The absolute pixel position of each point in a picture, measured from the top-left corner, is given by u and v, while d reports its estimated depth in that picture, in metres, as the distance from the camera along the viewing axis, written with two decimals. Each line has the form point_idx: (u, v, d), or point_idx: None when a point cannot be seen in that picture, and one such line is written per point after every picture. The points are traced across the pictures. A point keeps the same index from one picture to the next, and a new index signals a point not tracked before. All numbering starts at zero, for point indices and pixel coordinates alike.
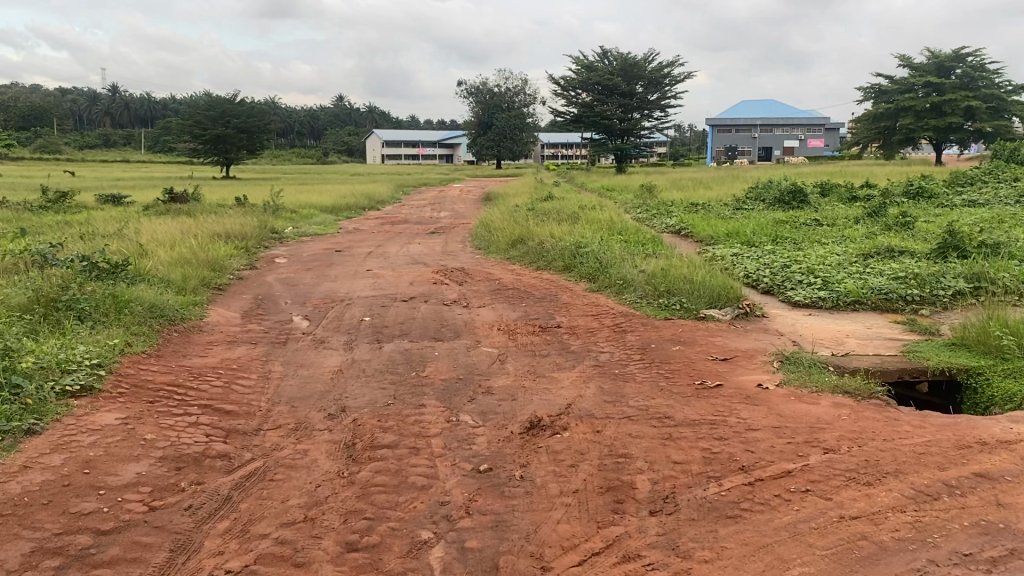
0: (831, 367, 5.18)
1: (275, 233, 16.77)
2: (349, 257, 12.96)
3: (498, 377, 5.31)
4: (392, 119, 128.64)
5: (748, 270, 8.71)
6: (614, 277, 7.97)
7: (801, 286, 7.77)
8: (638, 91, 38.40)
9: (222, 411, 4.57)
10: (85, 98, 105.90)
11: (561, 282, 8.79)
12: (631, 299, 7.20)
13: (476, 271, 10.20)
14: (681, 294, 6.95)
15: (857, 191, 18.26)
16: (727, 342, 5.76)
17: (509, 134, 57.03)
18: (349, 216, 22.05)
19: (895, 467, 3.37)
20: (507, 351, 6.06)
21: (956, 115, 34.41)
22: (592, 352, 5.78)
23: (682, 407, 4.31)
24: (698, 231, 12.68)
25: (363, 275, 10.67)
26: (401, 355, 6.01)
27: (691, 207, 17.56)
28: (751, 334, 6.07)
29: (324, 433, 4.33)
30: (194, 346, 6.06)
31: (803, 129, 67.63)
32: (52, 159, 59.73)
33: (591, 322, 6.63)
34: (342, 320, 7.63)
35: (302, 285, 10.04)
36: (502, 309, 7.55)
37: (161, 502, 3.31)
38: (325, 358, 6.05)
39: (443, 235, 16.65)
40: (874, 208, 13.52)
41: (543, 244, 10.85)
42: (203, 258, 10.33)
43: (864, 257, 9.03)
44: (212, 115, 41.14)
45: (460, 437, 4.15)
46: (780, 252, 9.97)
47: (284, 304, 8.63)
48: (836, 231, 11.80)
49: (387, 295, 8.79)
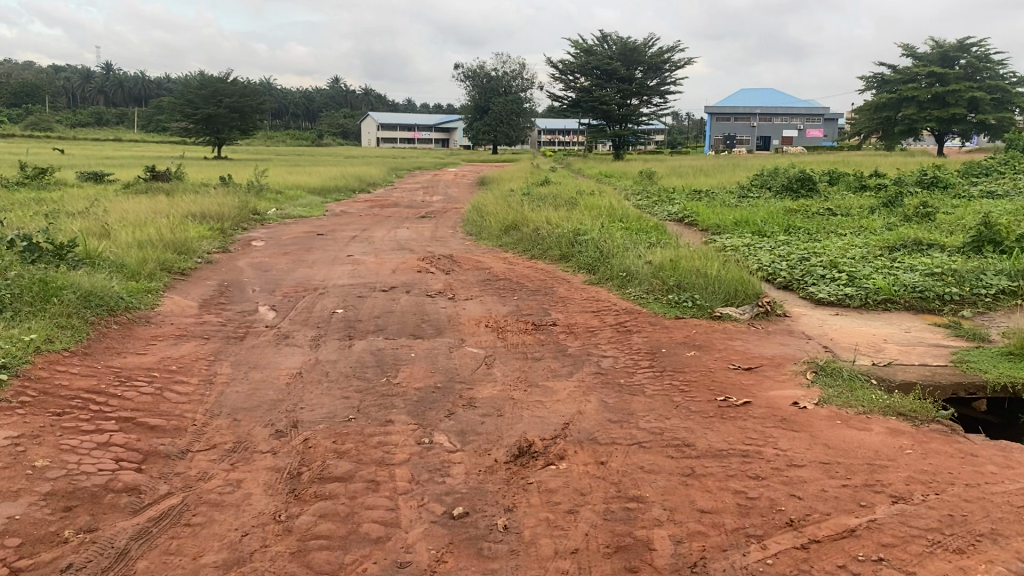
0: (875, 380, 4.39)
1: (257, 215, 15.95)
2: (330, 241, 12.12)
3: (482, 385, 4.52)
4: (389, 102, 127.49)
5: (763, 262, 7.91)
6: (617, 269, 7.17)
7: (823, 282, 6.98)
8: (638, 76, 37.50)
9: (145, 427, 3.76)
10: (79, 75, 104.58)
11: (558, 272, 7.99)
12: (635, 294, 6.41)
13: (466, 259, 9.40)
14: (692, 288, 6.15)
15: (867, 180, 17.42)
16: (749, 347, 4.98)
17: (507, 118, 56.13)
18: (337, 199, 21.22)
19: (990, 527, 2.59)
20: (495, 353, 5.27)
21: (959, 106, 33.58)
22: (594, 357, 4.98)
23: (705, 433, 3.52)
24: (703, 220, 11.87)
25: (342, 261, 9.86)
26: (372, 356, 5.21)
27: (694, 194, 16.80)
28: (774, 338, 5.29)
29: (265, 458, 3.53)
30: (134, 343, 5.24)
31: (803, 118, 66.77)
32: (41, 137, 58.67)
33: (590, 320, 5.83)
34: (311, 312, 6.81)
35: (275, 270, 9.22)
36: (490, 302, 6.76)
37: (29, 563, 2.51)
38: (285, 359, 5.25)
39: (434, 220, 15.85)
40: (890, 199, 12.73)
41: (538, 230, 10.07)
42: (170, 240, 9.51)
43: (889, 250, 8.25)
44: (204, 94, 40.16)
45: (432, 466, 3.36)
46: (795, 243, 9.19)
47: (252, 292, 7.82)
48: (852, 221, 11.01)
49: (366, 284, 7.98)
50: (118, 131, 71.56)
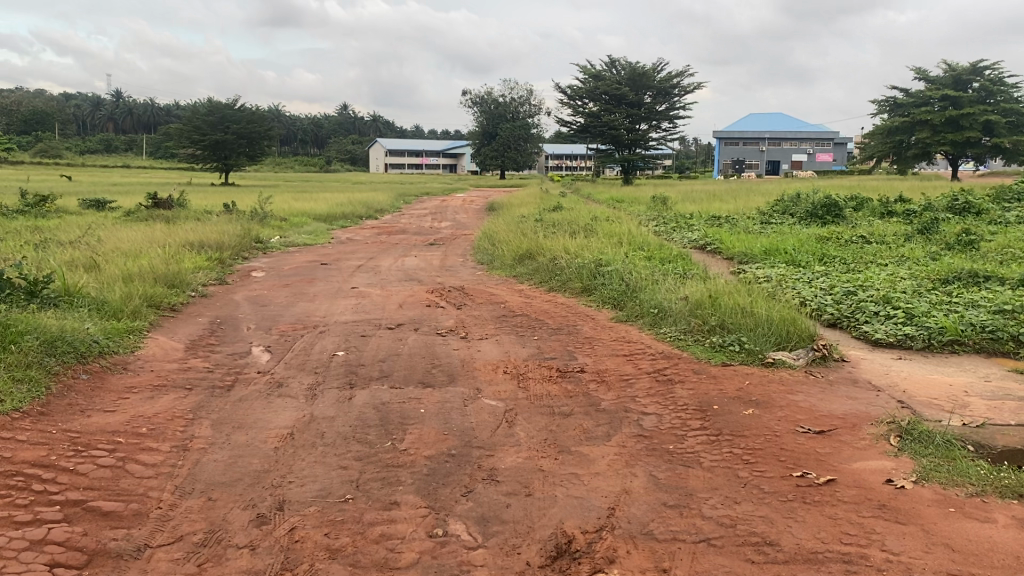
0: (973, 447, 3.68)
1: (260, 243, 15.36)
2: (334, 272, 11.48)
3: (506, 450, 3.83)
4: (396, 130, 128.17)
5: (806, 296, 7.22)
6: (649, 304, 6.49)
7: (878, 319, 6.29)
8: (646, 101, 36.99)
9: (97, 513, 3.08)
10: (91, 102, 105.23)
11: (580, 307, 7.32)
12: (671, 334, 5.74)
13: (478, 292, 8.74)
14: (737, 329, 5.46)
15: (893, 206, 16.74)
16: (814, 404, 4.28)
17: (514, 144, 55.77)
18: (343, 226, 20.66)
19: None
20: (518, 408, 4.59)
21: (974, 129, 32.95)
22: (632, 414, 4.27)
23: (788, 528, 2.82)
24: (729, 248, 11.21)
25: (345, 293, 9.21)
26: (375, 411, 4.53)
27: (713, 220, 16.14)
28: (839, 391, 4.60)
29: (240, 555, 2.85)
30: (103, 397, 4.56)
31: (812, 142, 66.22)
32: (51, 164, 58.61)
33: (623, 366, 5.14)
34: (309, 354, 6.15)
35: (273, 305, 8.57)
36: (508, 343, 6.07)
37: None
38: (276, 416, 4.55)
39: (443, 248, 15.24)
40: (926, 225, 12.03)
41: (556, 260, 9.43)
42: (160, 272, 8.88)
43: (941, 284, 7.55)
44: (211, 120, 39.88)
45: (448, 571, 2.68)
46: (835, 274, 8.52)
47: (246, 331, 7.16)
48: (889, 250, 10.32)
49: (371, 321, 7.32)
50: (127, 158, 71.65)
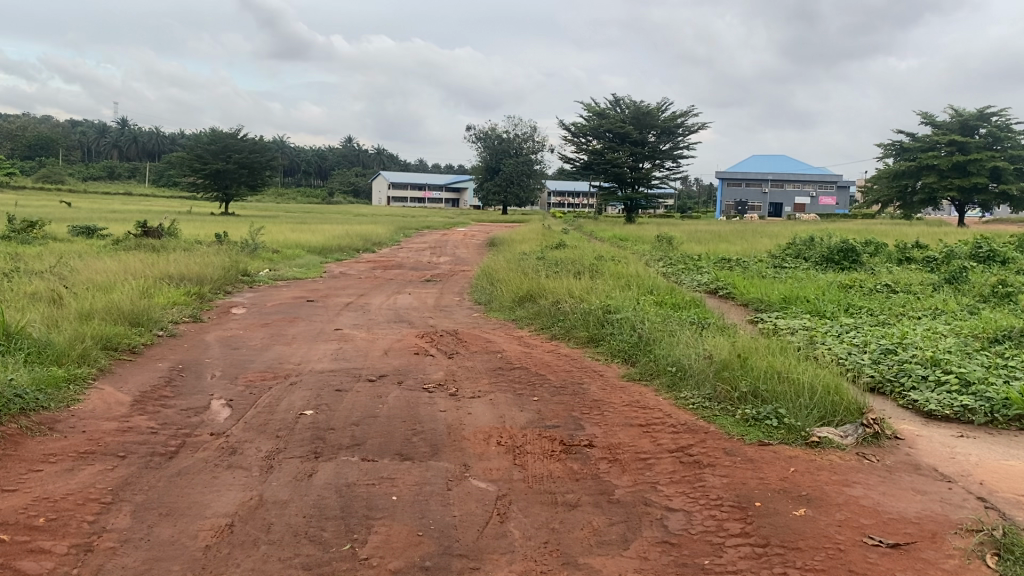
0: None
1: (247, 276, 14.63)
2: (320, 310, 10.70)
3: (496, 564, 2.99)
4: (399, 164, 128.49)
5: (840, 355, 6.42)
6: (665, 362, 5.71)
7: (928, 385, 5.49)
8: (651, 140, 36.43)
9: None
10: (96, 129, 105.35)
11: (586, 360, 6.52)
12: (694, 400, 4.94)
13: (473, 338, 7.95)
14: (773, 398, 4.66)
15: (911, 252, 16.00)
16: (880, 504, 3.46)
17: (517, 180, 55.31)
18: (338, 259, 19.94)
19: None
20: (515, 495, 3.76)
21: (982, 175, 32.36)
22: (653, 511, 3.46)
23: None
24: (744, 295, 10.44)
25: (327, 335, 8.42)
26: (339, 495, 3.71)
27: (723, 262, 15.40)
28: (905, 483, 3.77)
29: None
30: (6, 472, 3.73)
31: (815, 185, 65.81)
32: (53, 189, 58.19)
33: (639, 442, 4.32)
34: (274, 411, 5.34)
35: (246, 348, 7.78)
36: (504, 404, 5.27)
37: None
38: (216, 498, 3.71)
39: (440, 285, 14.49)
40: (953, 275, 11.26)
41: (558, 304, 8.68)
42: (124, 308, 8.12)
43: (990, 344, 6.74)
44: (213, 149, 39.34)
45: None
46: (866, 328, 7.73)
47: (209, 380, 6.34)
48: (919, 301, 9.53)
49: (350, 371, 6.51)
50: (130, 185, 71.28)
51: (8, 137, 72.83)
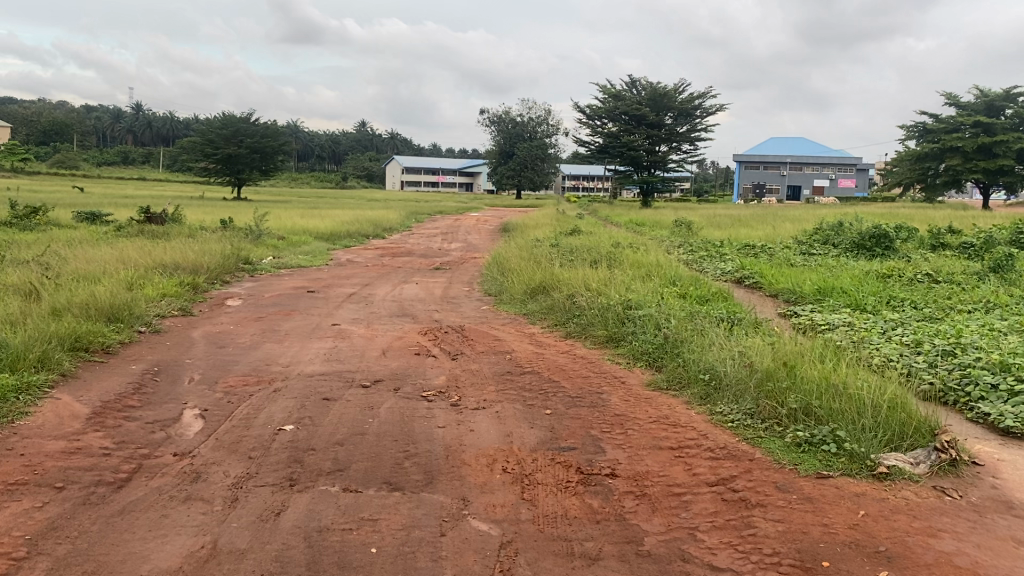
0: None
1: (249, 265, 14.00)
2: (321, 302, 10.05)
3: None
4: (412, 148, 127.96)
5: (890, 357, 5.70)
6: (696, 368, 5.03)
7: (999, 395, 4.75)
8: (667, 122, 35.46)
9: None
10: (110, 114, 104.99)
11: (604, 364, 5.82)
12: (733, 417, 4.26)
13: (481, 336, 7.26)
14: (829, 418, 3.94)
15: (945, 237, 15.16)
16: (980, 564, 2.74)
17: (531, 164, 54.43)
18: (346, 246, 19.29)
19: None
20: (522, 542, 3.08)
21: (1008, 157, 31.31)
22: (695, 571, 2.77)
23: None
24: (773, 285, 9.70)
25: (323, 332, 7.76)
26: (307, 546, 3.03)
27: (746, 249, 14.62)
28: (1005, 531, 3.04)
29: None
30: None
31: (834, 168, 64.58)
32: (67, 176, 57.86)
33: (671, 472, 3.63)
34: (251, 425, 4.68)
35: (234, 346, 7.12)
36: (511, 418, 4.59)
37: None
38: (159, 547, 3.05)
39: (449, 274, 13.81)
40: (997, 264, 10.45)
41: (573, 298, 7.98)
42: (103, 302, 7.47)
43: None
44: (225, 134, 38.69)
45: None
46: (914, 325, 6.98)
47: (185, 385, 5.70)
48: (965, 294, 8.75)
49: (342, 374, 5.85)
50: (143, 171, 70.97)
51: (24, 124, 72.62)
